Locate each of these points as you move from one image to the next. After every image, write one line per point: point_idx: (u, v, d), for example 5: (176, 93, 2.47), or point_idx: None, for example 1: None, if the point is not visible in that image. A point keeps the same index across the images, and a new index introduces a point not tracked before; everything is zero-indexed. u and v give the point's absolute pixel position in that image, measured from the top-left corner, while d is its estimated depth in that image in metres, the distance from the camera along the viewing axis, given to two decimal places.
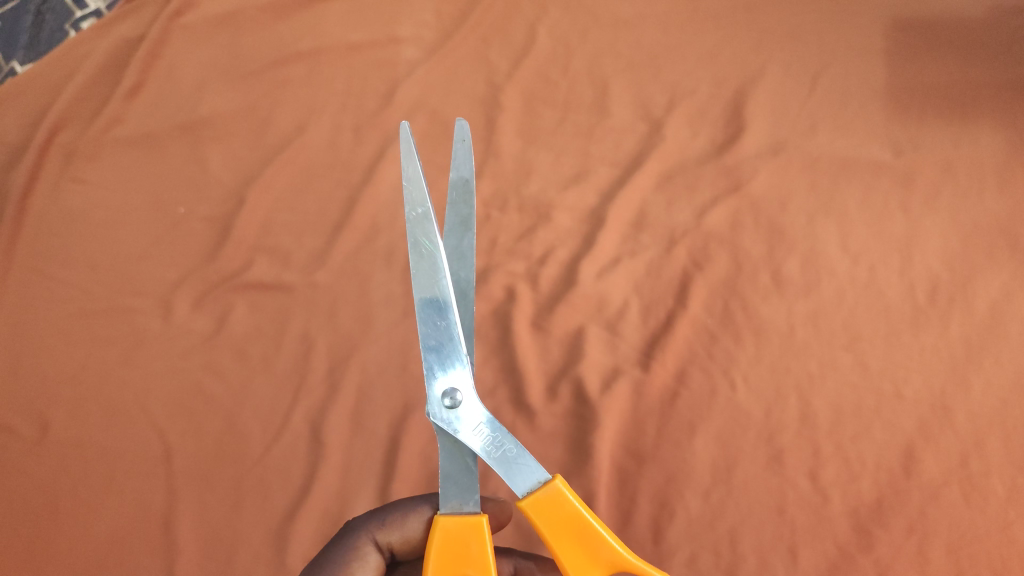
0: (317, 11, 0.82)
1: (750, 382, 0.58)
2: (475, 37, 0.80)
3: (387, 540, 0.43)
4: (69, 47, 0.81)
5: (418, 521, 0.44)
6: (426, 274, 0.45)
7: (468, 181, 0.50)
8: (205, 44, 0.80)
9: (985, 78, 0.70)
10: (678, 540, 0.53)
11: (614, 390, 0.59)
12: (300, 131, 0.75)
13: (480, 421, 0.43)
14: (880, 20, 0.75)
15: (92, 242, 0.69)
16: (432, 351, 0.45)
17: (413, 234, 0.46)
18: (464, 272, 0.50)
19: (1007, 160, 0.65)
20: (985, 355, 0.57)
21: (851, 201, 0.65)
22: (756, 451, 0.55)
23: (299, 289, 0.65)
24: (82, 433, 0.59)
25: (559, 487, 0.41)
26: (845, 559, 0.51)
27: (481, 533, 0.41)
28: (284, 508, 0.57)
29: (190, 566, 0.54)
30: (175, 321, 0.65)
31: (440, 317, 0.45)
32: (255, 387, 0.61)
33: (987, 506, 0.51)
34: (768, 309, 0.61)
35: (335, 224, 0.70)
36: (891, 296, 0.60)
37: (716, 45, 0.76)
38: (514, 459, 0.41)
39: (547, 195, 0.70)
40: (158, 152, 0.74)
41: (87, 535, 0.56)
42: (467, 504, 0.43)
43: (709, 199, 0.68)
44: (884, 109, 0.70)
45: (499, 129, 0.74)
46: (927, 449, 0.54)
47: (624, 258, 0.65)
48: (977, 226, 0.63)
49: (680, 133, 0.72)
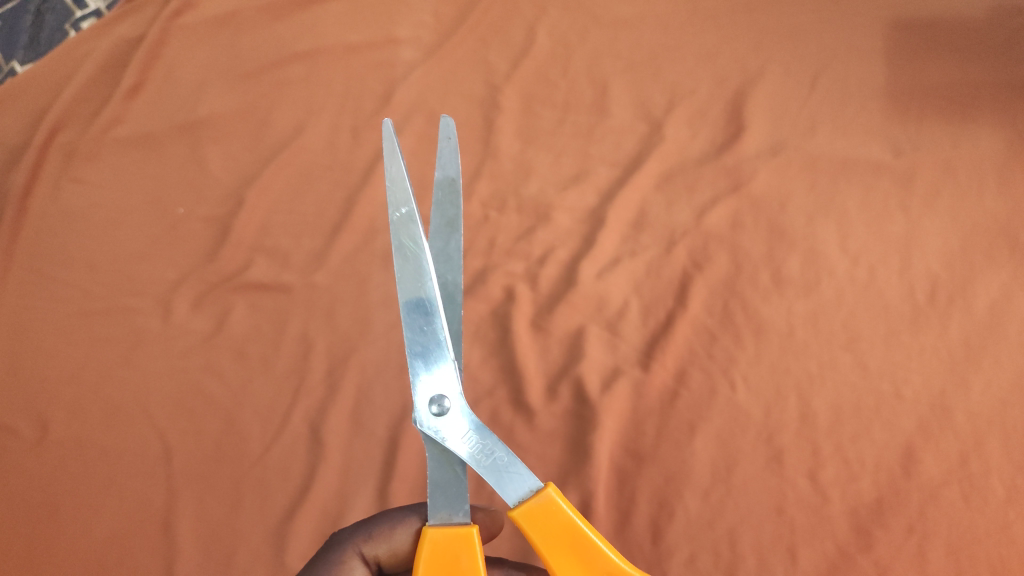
0: (316, 11, 0.82)
1: (749, 382, 0.58)
2: (474, 38, 0.80)
3: (374, 553, 0.42)
4: (69, 48, 0.81)
5: (406, 533, 0.43)
6: (412, 277, 0.45)
7: (454, 181, 0.49)
8: (205, 45, 0.80)
9: (984, 78, 0.70)
10: (677, 541, 0.53)
11: (613, 390, 0.59)
12: (300, 131, 0.75)
13: (467, 429, 0.43)
14: (880, 21, 0.75)
15: (92, 241, 0.69)
16: (419, 357, 0.44)
17: (398, 236, 0.45)
18: (451, 275, 0.49)
19: (1006, 159, 0.65)
20: (985, 355, 0.57)
21: (850, 200, 0.65)
22: (755, 451, 0.55)
23: (299, 289, 0.66)
24: (81, 433, 0.59)
25: (551, 495, 0.41)
26: (845, 559, 0.51)
27: (472, 545, 0.41)
28: (284, 507, 0.57)
29: (190, 566, 0.54)
30: (175, 321, 0.65)
31: (426, 322, 0.44)
32: (255, 388, 0.61)
33: (987, 506, 0.51)
34: (767, 309, 0.61)
35: (335, 225, 0.70)
36: (892, 296, 0.60)
37: (716, 45, 0.76)
38: (505, 467, 0.41)
39: (546, 195, 0.70)
40: (157, 152, 0.74)
41: (86, 535, 0.56)
42: (456, 514, 0.42)
43: (709, 198, 0.67)
44: (884, 109, 0.70)
45: (499, 129, 0.74)
46: (927, 449, 0.54)
47: (623, 258, 0.65)
48: (977, 226, 0.63)
49: (680, 133, 0.72)
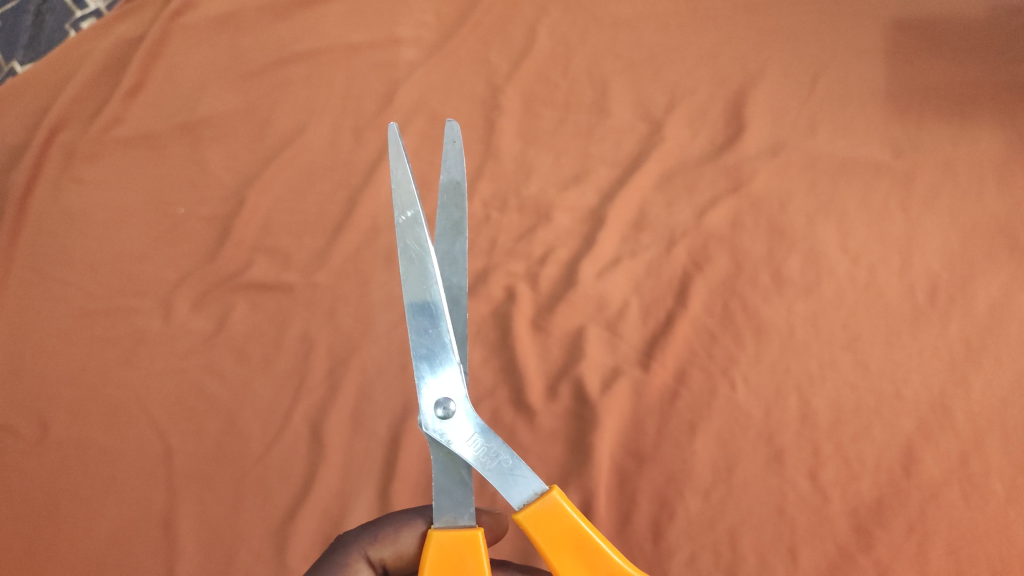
0: (317, 11, 0.82)
1: (749, 382, 0.58)
2: (475, 38, 0.80)
3: (379, 556, 0.42)
4: (69, 48, 0.81)
5: (411, 537, 0.43)
6: (417, 281, 0.45)
7: (459, 184, 0.49)
8: (205, 45, 0.80)
9: (984, 78, 0.70)
10: (678, 541, 0.53)
11: (613, 390, 0.59)
12: (300, 131, 0.75)
13: (472, 432, 0.43)
14: (881, 21, 0.76)
15: (92, 242, 0.69)
16: (424, 360, 0.44)
17: (403, 239, 0.45)
18: (456, 277, 0.49)
19: (1006, 159, 0.65)
20: (984, 355, 0.57)
21: (851, 200, 0.66)
22: (755, 450, 0.55)
23: (300, 289, 0.66)
24: (82, 434, 0.59)
25: (557, 498, 0.41)
26: (845, 559, 0.51)
27: (477, 547, 0.41)
28: (285, 507, 0.57)
29: (191, 566, 0.54)
30: (175, 321, 0.65)
31: (431, 325, 0.44)
32: (255, 388, 0.61)
33: (987, 506, 0.51)
34: (768, 310, 0.61)
35: (336, 225, 0.70)
36: (892, 296, 0.61)
37: (716, 45, 0.76)
38: (510, 470, 0.41)
39: (547, 195, 0.70)
40: (157, 152, 0.74)
41: (87, 535, 0.56)
42: (462, 517, 0.42)
43: (709, 198, 0.68)
44: (884, 109, 0.70)
45: (499, 130, 0.74)
46: (927, 449, 0.54)
47: (624, 258, 0.65)
48: (977, 225, 0.63)
49: (680, 133, 0.72)
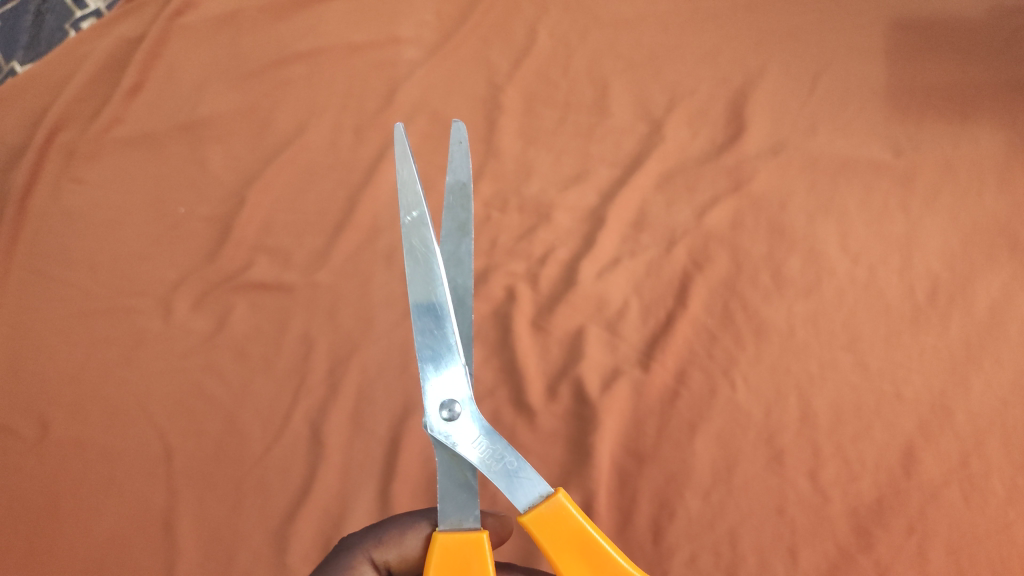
0: (317, 10, 0.82)
1: (749, 382, 0.58)
2: (475, 37, 0.80)
3: (384, 558, 0.42)
4: (68, 48, 0.81)
5: (416, 539, 0.43)
6: (423, 282, 0.45)
7: (465, 185, 0.49)
8: (205, 45, 0.80)
9: (984, 78, 0.70)
10: (678, 541, 0.53)
11: (614, 390, 0.59)
12: (300, 130, 0.75)
13: (477, 434, 0.43)
14: (881, 21, 0.75)
15: (92, 241, 0.69)
16: (429, 360, 0.44)
17: (409, 239, 0.45)
18: (461, 278, 0.49)
19: (1007, 158, 0.65)
20: (984, 355, 0.57)
21: (851, 200, 0.65)
22: (755, 451, 0.55)
23: (300, 289, 0.66)
24: (82, 434, 0.59)
25: (562, 500, 0.41)
26: (845, 559, 0.51)
27: (482, 550, 0.41)
28: (285, 507, 0.57)
29: (190, 566, 0.54)
30: (175, 321, 0.65)
31: (436, 325, 0.44)
32: (255, 388, 0.61)
33: (987, 506, 0.51)
34: (768, 310, 0.61)
35: (336, 224, 0.70)
36: (892, 296, 0.60)
37: (716, 44, 0.76)
38: (515, 472, 0.41)
39: (547, 195, 0.70)
40: (158, 152, 0.74)
41: (87, 535, 0.56)
42: (466, 520, 0.42)
43: (709, 199, 0.67)
44: (884, 109, 0.70)
45: (499, 129, 0.74)
46: (927, 449, 0.54)
47: (624, 258, 0.65)
48: (977, 226, 0.63)
49: (680, 132, 0.72)
